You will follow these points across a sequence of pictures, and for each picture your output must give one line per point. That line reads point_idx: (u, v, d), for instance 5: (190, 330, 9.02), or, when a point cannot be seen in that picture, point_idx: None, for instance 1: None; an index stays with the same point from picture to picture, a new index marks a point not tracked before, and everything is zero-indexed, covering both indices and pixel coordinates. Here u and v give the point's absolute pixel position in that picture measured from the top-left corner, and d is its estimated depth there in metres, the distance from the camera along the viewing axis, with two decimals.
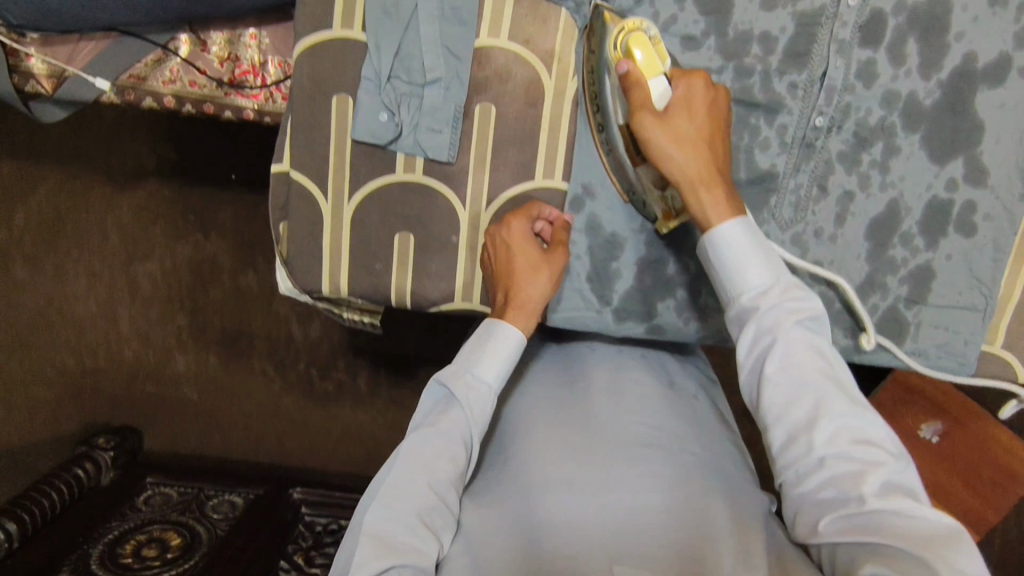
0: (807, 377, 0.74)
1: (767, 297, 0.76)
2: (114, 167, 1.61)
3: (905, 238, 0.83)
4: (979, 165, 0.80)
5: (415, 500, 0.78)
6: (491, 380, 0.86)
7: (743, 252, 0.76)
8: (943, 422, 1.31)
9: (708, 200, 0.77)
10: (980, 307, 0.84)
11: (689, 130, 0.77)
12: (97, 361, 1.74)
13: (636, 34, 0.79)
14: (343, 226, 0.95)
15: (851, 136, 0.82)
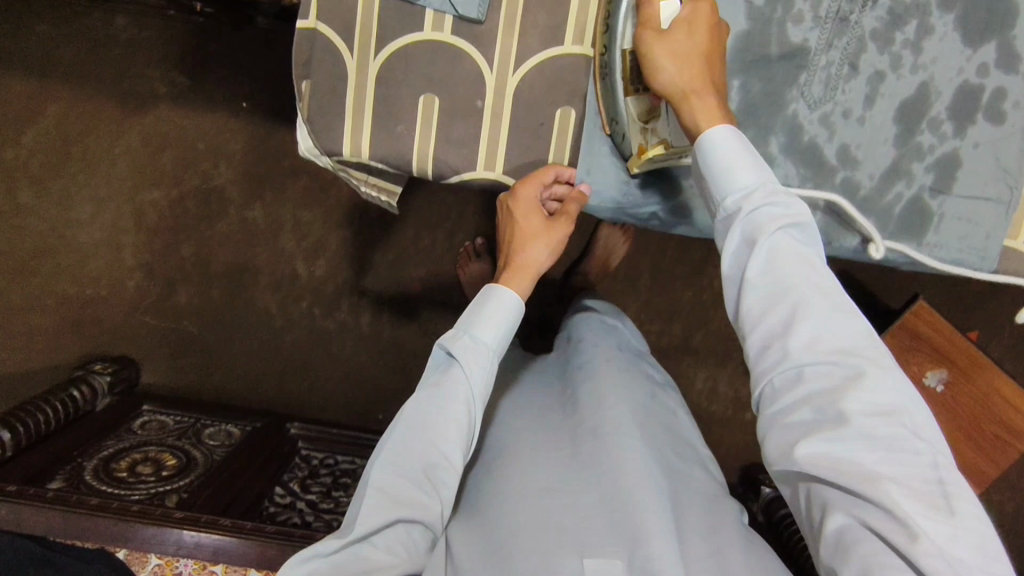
0: (787, 282, 0.66)
1: (752, 203, 0.68)
2: (125, 91, 1.58)
3: (933, 124, 0.72)
4: (1014, 52, 0.70)
5: (415, 456, 0.80)
6: (490, 339, 0.88)
7: (730, 158, 0.68)
8: (949, 371, 1.24)
9: (695, 112, 0.68)
10: (1005, 198, 0.73)
11: (688, 46, 0.66)
12: (97, 292, 1.68)
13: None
14: (367, 89, 0.72)
15: (886, 12, 0.69)
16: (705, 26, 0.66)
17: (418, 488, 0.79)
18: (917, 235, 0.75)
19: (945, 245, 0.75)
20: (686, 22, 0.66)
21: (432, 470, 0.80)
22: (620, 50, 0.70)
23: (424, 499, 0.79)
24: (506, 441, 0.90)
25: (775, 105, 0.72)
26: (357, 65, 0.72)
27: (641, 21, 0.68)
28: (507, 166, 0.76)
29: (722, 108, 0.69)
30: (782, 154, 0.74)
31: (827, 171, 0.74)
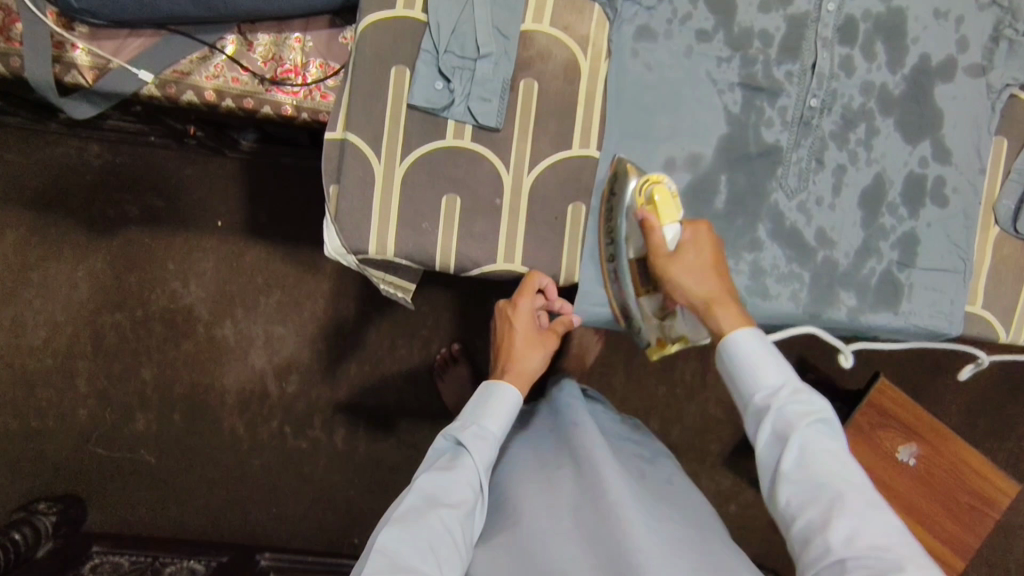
0: (821, 474, 0.62)
1: (780, 402, 0.65)
2: (93, 215, 1.57)
3: (891, 207, 0.83)
4: (945, 146, 0.83)
5: (424, 529, 0.68)
6: (494, 431, 0.79)
7: (756, 359, 0.68)
8: (920, 445, 1.27)
9: (721, 317, 0.71)
10: (961, 269, 0.84)
11: (700, 264, 0.74)
12: (45, 423, 1.59)
13: (659, 185, 0.76)
14: (394, 192, 0.77)
15: (839, 117, 0.82)
16: (709, 247, 0.75)
17: (426, 561, 0.66)
18: (893, 305, 0.83)
19: (918, 312, 0.83)
20: (692, 246, 0.75)
21: (439, 547, 0.68)
22: (629, 260, 0.80)
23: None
24: (503, 518, 0.81)
25: (760, 195, 0.82)
26: (384, 169, 0.77)
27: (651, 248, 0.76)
28: (525, 260, 0.80)
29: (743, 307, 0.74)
30: (769, 238, 0.82)
31: (809, 251, 0.83)
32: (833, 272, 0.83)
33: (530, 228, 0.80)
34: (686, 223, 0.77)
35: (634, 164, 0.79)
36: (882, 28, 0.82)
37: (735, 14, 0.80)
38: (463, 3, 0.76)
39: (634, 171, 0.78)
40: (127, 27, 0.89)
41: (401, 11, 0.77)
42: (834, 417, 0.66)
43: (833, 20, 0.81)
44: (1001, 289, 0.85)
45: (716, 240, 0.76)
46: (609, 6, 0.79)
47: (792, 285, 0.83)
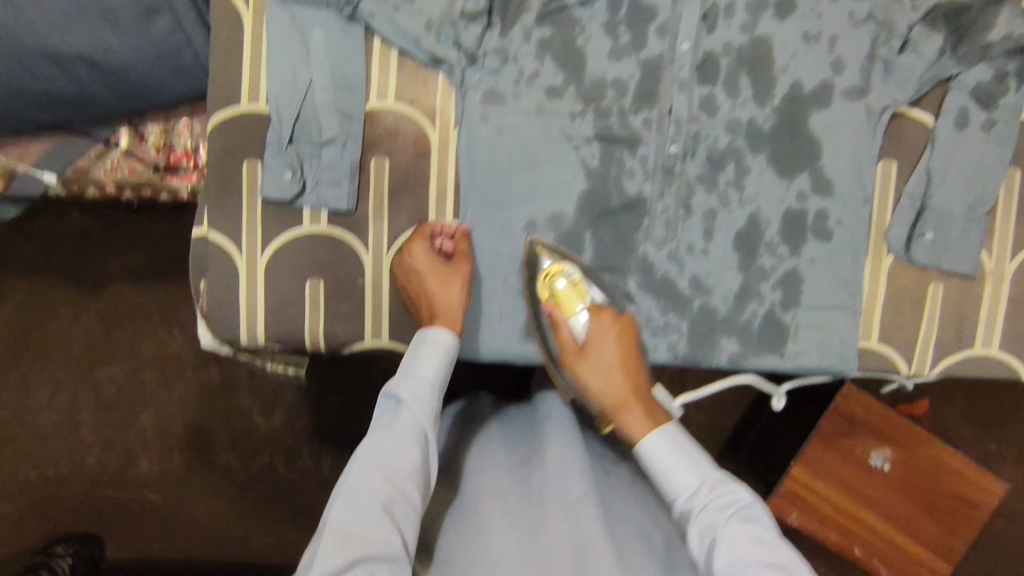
0: (755, 567, 0.58)
1: (703, 500, 0.64)
2: (80, 270, 1.35)
3: (770, 247, 0.80)
4: (825, 178, 0.79)
5: (373, 493, 0.60)
6: (433, 379, 0.70)
7: (670, 462, 0.67)
8: (892, 448, 1.08)
9: (626, 423, 0.70)
10: (849, 305, 0.80)
11: (605, 361, 0.74)
12: (58, 471, 1.35)
13: (557, 277, 0.77)
14: (259, 281, 0.80)
15: (705, 160, 0.79)
16: (613, 339, 0.75)
17: (388, 524, 0.59)
18: (778, 348, 0.81)
19: (806, 353, 0.81)
20: (598, 341, 0.75)
21: (394, 507, 0.60)
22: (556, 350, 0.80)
23: (396, 536, 0.58)
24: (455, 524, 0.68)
25: (627, 248, 0.80)
26: (247, 261, 0.80)
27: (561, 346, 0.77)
28: (393, 334, 0.81)
29: (651, 408, 0.71)
30: (640, 291, 0.81)
31: (684, 300, 0.81)
32: (710, 318, 0.81)
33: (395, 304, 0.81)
34: (594, 311, 0.77)
35: (542, 244, 0.79)
36: (746, 60, 0.77)
37: (583, 67, 0.78)
38: (303, 91, 0.77)
39: (546, 253, 0.79)
40: (25, 133, 0.93)
41: (247, 106, 0.78)
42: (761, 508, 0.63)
43: (689, 59, 0.77)
44: (898, 322, 0.81)
45: (624, 332, 0.75)
46: (450, 76, 0.78)
47: (670, 336, 0.81)
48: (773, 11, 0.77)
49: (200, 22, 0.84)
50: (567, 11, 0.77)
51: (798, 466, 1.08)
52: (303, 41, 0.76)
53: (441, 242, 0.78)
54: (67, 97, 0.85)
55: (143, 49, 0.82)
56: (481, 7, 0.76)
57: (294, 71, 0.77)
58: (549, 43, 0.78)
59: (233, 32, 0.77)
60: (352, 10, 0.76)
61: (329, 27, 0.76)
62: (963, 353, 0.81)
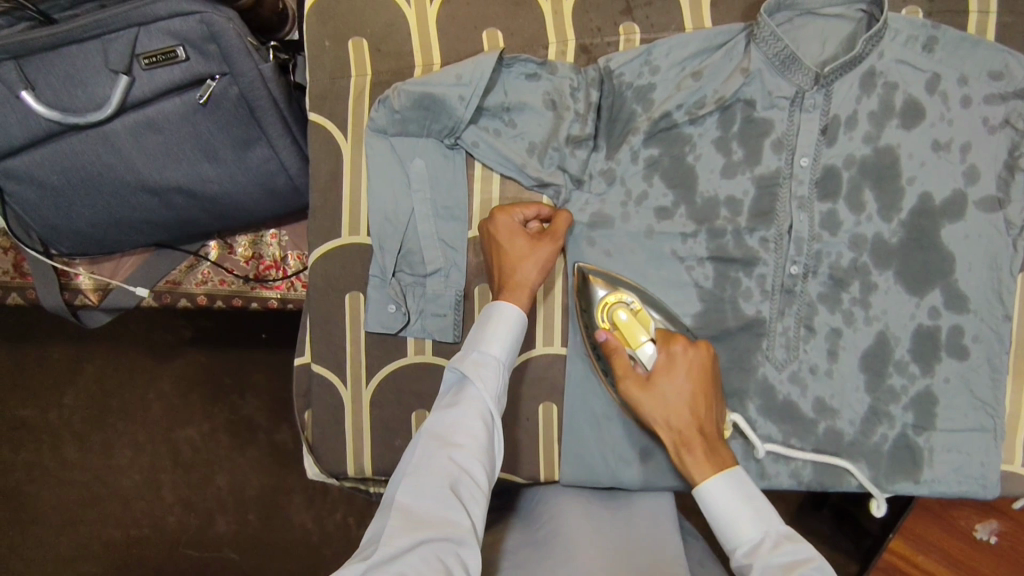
0: None
1: (765, 558, 0.59)
2: (154, 338, 1.30)
3: (900, 366, 0.75)
4: (960, 293, 0.73)
5: (438, 471, 0.56)
6: (500, 355, 0.64)
7: (732, 513, 0.61)
8: (1002, 521, 0.96)
9: (692, 468, 0.63)
10: (990, 427, 0.74)
11: (675, 393, 0.65)
12: (140, 530, 1.29)
13: (616, 308, 0.71)
14: (365, 413, 0.78)
15: (827, 278, 0.74)
16: (686, 372, 0.66)
17: (456, 508, 0.54)
18: (912, 474, 0.75)
19: (944, 479, 0.75)
20: (667, 369, 0.66)
21: (460, 488, 0.55)
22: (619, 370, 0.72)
23: (463, 518, 0.54)
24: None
25: (745, 371, 0.76)
26: (352, 393, 0.78)
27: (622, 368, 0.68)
28: None
29: (719, 454, 0.64)
30: (761, 416, 0.77)
31: (808, 423, 0.76)
32: (837, 440, 0.76)
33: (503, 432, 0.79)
34: (662, 339, 0.68)
35: (593, 270, 0.74)
36: (869, 171, 0.73)
37: (694, 185, 0.74)
38: (405, 223, 0.74)
39: (599, 282, 0.74)
40: (118, 250, 0.96)
41: (347, 238, 0.76)
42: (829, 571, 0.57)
43: (809, 174, 0.72)
44: None
45: (699, 360, 0.66)
46: (555, 198, 0.75)
47: (792, 462, 0.77)
48: (898, 120, 0.72)
49: (297, 150, 0.80)
50: (677, 129, 0.73)
51: (895, 540, 0.98)
52: (404, 171, 0.74)
53: (532, 221, 0.73)
54: (166, 222, 0.85)
55: (241, 179, 0.81)
56: (587, 132, 0.73)
57: (395, 202, 0.74)
58: (657, 162, 0.74)
59: (333, 164, 0.75)
60: (454, 139, 0.73)
61: (430, 155, 0.74)
62: None
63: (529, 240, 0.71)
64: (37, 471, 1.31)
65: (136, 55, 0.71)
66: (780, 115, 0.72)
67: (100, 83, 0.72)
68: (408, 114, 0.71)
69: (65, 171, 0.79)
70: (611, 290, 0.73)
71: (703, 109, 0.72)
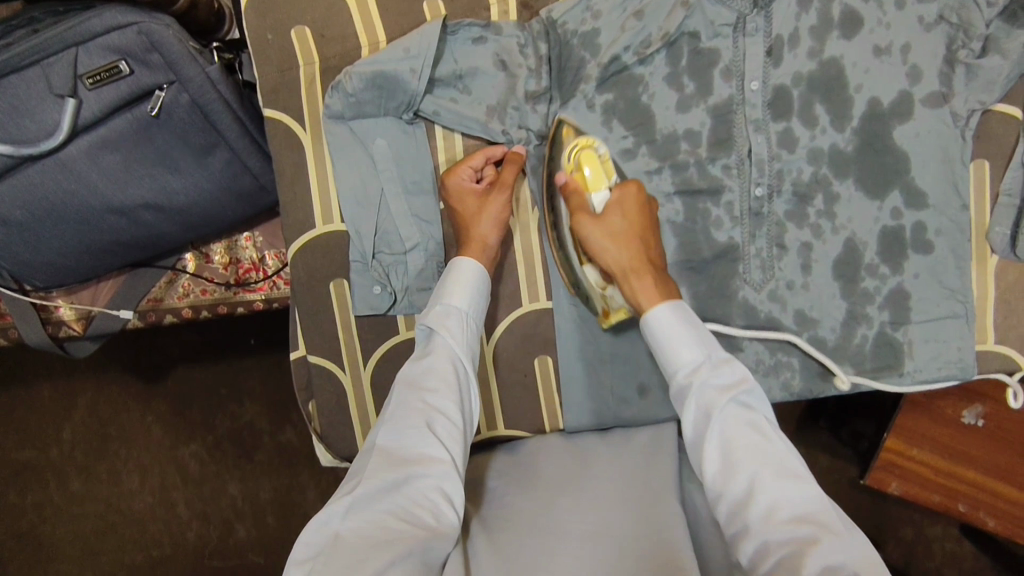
0: (747, 455, 0.59)
1: (704, 378, 0.62)
2: (143, 361, 1.29)
3: (871, 269, 0.78)
4: (917, 190, 0.76)
5: (412, 416, 0.61)
6: (463, 305, 0.68)
7: (671, 338, 0.65)
8: (989, 403, 1.00)
9: (639, 289, 0.68)
10: (962, 313, 0.78)
11: (623, 229, 0.70)
12: (162, 551, 1.30)
13: (588, 150, 0.74)
14: (367, 395, 0.79)
15: (792, 196, 0.77)
16: (637, 213, 0.71)
17: (436, 448, 0.60)
18: (895, 368, 0.79)
19: (925, 368, 0.79)
20: (619, 206, 0.71)
21: (435, 427, 0.61)
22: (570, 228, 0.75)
23: (442, 456, 0.59)
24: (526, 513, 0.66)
25: (726, 296, 0.79)
26: (351, 377, 0.79)
27: (577, 207, 0.72)
28: (507, 422, 0.81)
29: (663, 282, 0.70)
30: (746, 336, 0.79)
31: (791, 337, 0.79)
32: (822, 348, 0.79)
33: (504, 392, 0.81)
34: (617, 187, 0.73)
35: (574, 125, 0.75)
36: (818, 85, 0.75)
37: (652, 123, 0.76)
38: (377, 204, 0.75)
39: (574, 134, 0.75)
40: (94, 276, 0.95)
41: (322, 226, 0.77)
42: (759, 392, 0.63)
43: (760, 97, 0.74)
44: (1012, 321, 0.79)
45: (647, 203, 0.72)
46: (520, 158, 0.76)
47: (782, 375, 0.80)
48: (839, 31, 0.74)
49: (258, 147, 0.80)
50: (627, 71, 0.75)
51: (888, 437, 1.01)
52: (368, 153, 0.75)
53: (485, 168, 0.75)
54: (138, 241, 0.85)
55: (208, 186, 0.81)
56: (543, 86, 0.74)
57: (364, 185, 0.75)
58: (614, 107, 0.76)
59: (295, 156, 0.75)
60: (412, 113, 0.74)
61: (391, 134, 0.75)
62: None
63: (479, 199, 0.73)
64: (49, 508, 1.31)
65: (79, 77, 0.70)
66: (725, 44, 0.74)
67: (47, 110, 0.72)
68: (363, 95, 0.71)
69: (29, 205, 0.78)
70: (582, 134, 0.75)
71: (650, 48, 0.73)
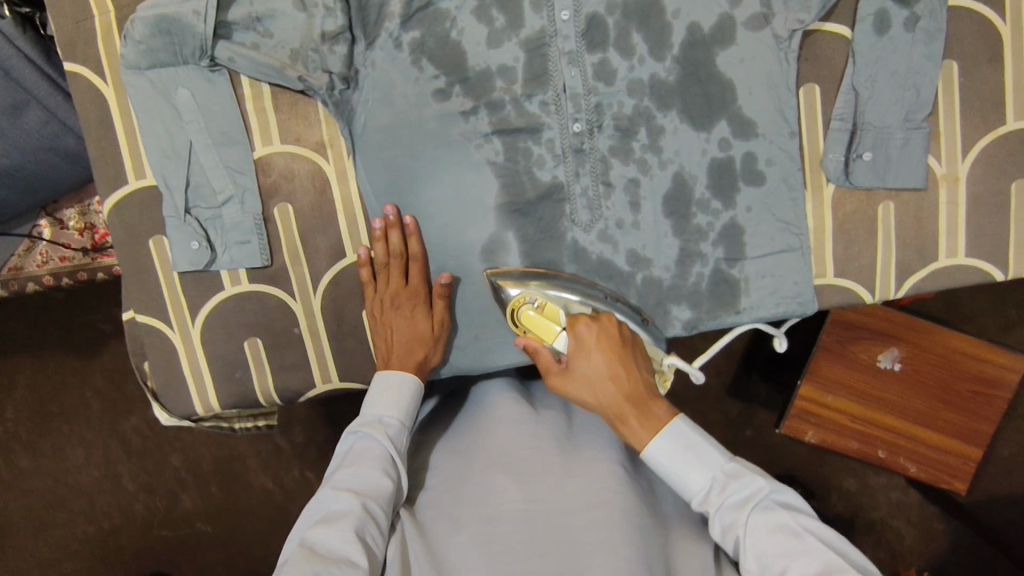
0: (783, 559, 0.57)
1: (718, 501, 0.60)
2: (76, 332, 1.14)
3: (702, 204, 0.75)
4: (745, 119, 0.73)
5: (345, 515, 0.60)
6: (399, 417, 0.69)
7: (678, 466, 0.62)
8: (904, 347, 0.96)
9: (629, 433, 0.65)
10: (797, 245, 0.76)
11: (597, 371, 0.67)
12: (112, 523, 1.16)
13: (526, 311, 0.72)
14: (198, 352, 0.79)
15: (614, 130, 0.74)
16: (598, 345, 0.68)
17: (355, 548, 0.59)
18: (731, 305, 0.77)
19: (761, 305, 0.77)
20: (580, 352, 0.68)
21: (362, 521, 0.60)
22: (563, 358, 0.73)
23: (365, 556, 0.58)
24: (456, 517, 0.63)
25: (555, 239, 0.76)
26: (181, 335, 0.78)
27: (545, 367, 0.70)
28: (344, 376, 0.80)
29: (651, 409, 0.65)
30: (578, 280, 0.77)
31: (625, 278, 0.77)
32: (656, 288, 0.77)
33: (337, 345, 0.80)
34: (570, 323, 0.70)
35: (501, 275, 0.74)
36: (632, 12, 0.71)
37: (463, 61, 0.73)
38: (186, 157, 0.74)
39: (510, 284, 0.74)
40: None
41: (136, 182, 0.75)
42: (777, 487, 0.61)
43: (572, 27, 0.71)
44: (850, 253, 0.77)
45: (606, 330, 0.69)
46: (326, 104, 0.73)
47: None
48: None
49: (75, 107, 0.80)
50: (432, 6, 0.72)
51: (806, 385, 0.96)
52: (171, 104, 0.73)
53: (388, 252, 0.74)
54: None
55: (28, 146, 0.80)
56: (341, 25, 0.71)
57: (170, 138, 0.73)
58: (422, 44, 0.72)
59: (101, 111, 0.74)
60: (210, 60, 0.72)
61: (193, 83, 0.73)
62: (928, 269, 0.77)
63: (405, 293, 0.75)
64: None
65: None
66: None
67: None
68: (152, 42, 0.70)
69: None
70: (512, 296, 0.74)
71: None
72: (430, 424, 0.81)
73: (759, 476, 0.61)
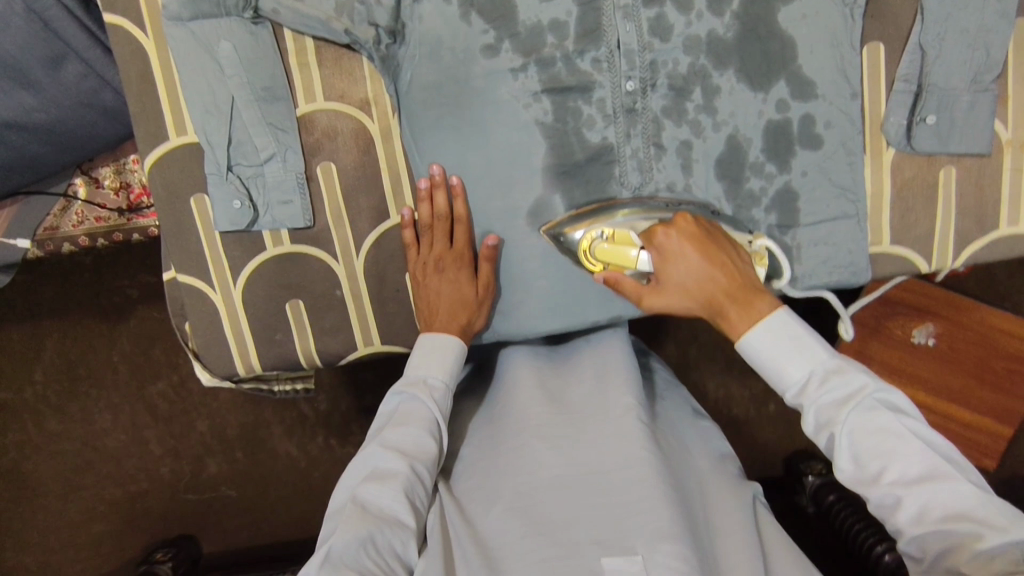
0: (880, 460, 0.55)
1: (814, 397, 0.58)
2: (99, 296, 1.13)
3: (756, 168, 0.73)
4: (804, 79, 0.71)
5: (391, 475, 0.60)
6: (443, 380, 0.68)
7: (774, 359, 0.60)
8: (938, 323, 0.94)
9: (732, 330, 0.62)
10: (852, 212, 0.74)
11: (687, 274, 0.63)
12: (139, 486, 1.17)
13: (597, 246, 0.69)
14: (239, 313, 0.78)
15: (668, 89, 0.72)
16: (684, 248, 0.64)
17: (406, 509, 0.59)
18: None
19: (814, 274, 0.75)
20: (665, 260, 0.64)
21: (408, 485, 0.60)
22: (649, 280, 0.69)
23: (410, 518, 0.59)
24: (501, 473, 0.63)
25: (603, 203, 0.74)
26: (222, 296, 0.78)
27: (631, 287, 0.66)
28: (384, 339, 0.80)
29: (751, 299, 0.62)
30: None
31: None
32: None
33: (378, 308, 0.79)
34: (649, 232, 0.66)
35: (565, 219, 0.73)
36: None
37: (514, 15, 0.70)
38: (228, 112, 0.72)
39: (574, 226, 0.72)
40: None
41: (177, 139, 0.74)
42: (882, 387, 0.57)
43: None
44: (908, 221, 0.74)
45: (687, 232, 0.65)
46: (373, 59, 0.72)
47: None
48: None
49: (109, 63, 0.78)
50: None
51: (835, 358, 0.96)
52: (213, 57, 0.71)
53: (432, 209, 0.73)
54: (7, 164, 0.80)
55: (65, 102, 0.79)
56: None
57: (213, 92, 0.72)
58: None
59: (142, 64, 0.72)
60: (254, 11, 0.70)
61: (236, 36, 0.71)
62: (987, 238, 0.75)
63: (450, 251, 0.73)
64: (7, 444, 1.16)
65: None
66: None
67: None
68: None
69: None
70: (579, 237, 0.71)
71: None
72: (467, 391, 0.80)
73: (865, 373, 0.58)
